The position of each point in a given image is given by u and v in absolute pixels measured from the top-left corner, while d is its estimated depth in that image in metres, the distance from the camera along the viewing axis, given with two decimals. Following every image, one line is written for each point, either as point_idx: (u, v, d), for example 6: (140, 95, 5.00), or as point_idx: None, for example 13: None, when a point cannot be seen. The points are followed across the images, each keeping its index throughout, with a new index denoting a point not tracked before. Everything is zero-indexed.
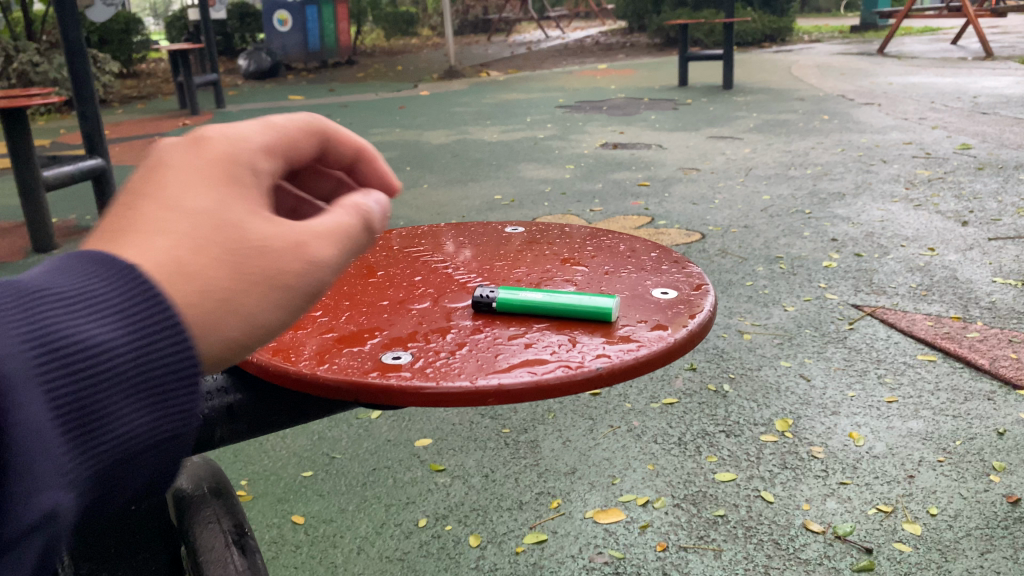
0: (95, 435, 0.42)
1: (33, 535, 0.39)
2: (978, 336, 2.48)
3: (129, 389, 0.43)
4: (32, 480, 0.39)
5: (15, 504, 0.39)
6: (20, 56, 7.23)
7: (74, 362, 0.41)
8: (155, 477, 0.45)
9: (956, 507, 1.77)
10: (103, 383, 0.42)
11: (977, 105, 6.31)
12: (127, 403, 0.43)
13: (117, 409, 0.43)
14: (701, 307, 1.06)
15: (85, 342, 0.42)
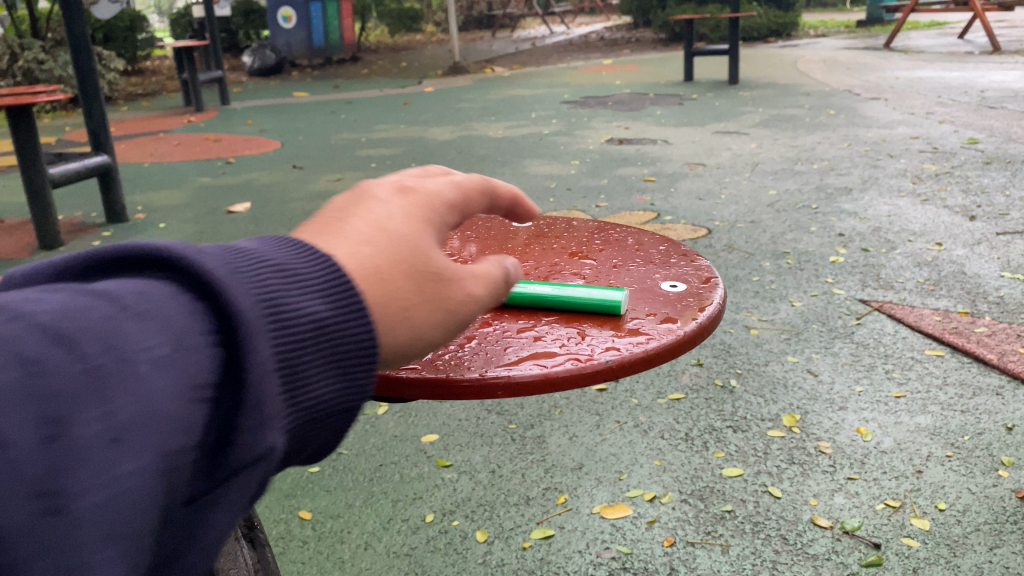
0: (302, 400, 0.44)
1: (256, 470, 0.41)
2: (986, 331, 2.47)
3: (332, 364, 0.45)
4: (264, 417, 0.41)
5: (247, 439, 0.40)
6: (25, 53, 7.23)
7: (302, 325, 0.44)
8: (330, 441, 0.47)
9: (965, 502, 1.76)
10: (319, 355, 0.45)
11: (984, 99, 6.29)
12: (331, 377, 0.46)
13: (319, 384, 0.45)
14: (710, 300, 1.06)
15: (308, 315, 0.44)
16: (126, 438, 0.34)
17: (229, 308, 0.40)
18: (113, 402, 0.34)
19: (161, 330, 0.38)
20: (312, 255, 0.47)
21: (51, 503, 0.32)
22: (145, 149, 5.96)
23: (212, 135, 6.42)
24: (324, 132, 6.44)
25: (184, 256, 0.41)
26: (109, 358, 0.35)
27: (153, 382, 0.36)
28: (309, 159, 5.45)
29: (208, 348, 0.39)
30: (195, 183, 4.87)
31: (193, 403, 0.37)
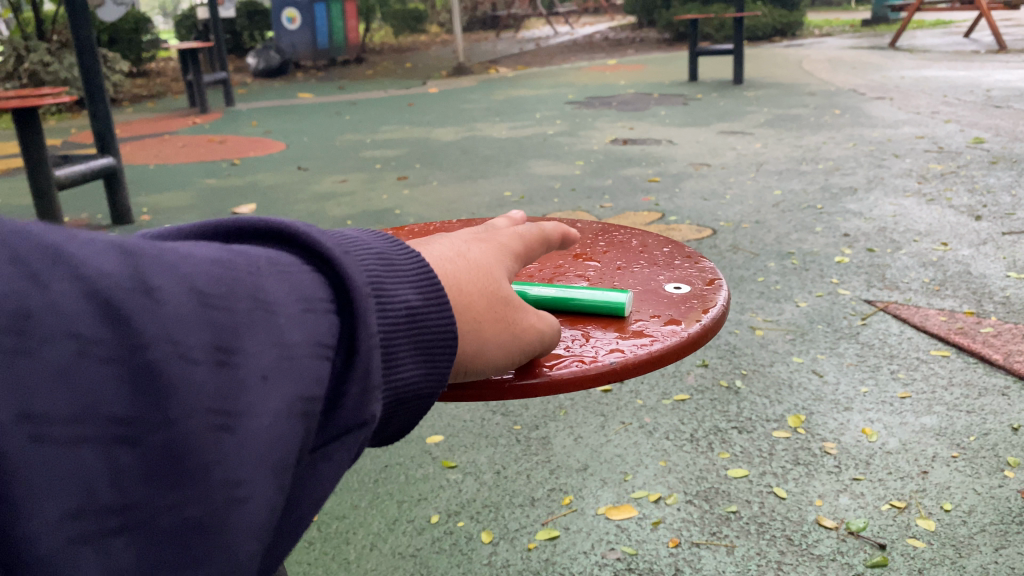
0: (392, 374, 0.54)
1: (356, 437, 0.51)
2: (991, 331, 2.47)
3: (416, 346, 0.56)
4: (369, 387, 0.51)
5: (355, 403, 0.50)
6: (31, 56, 7.26)
7: (399, 308, 0.56)
8: (405, 421, 0.57)
9: (970, 503, 1.76)
10: (407, 334, 0.56)
11: (990, 98, 6.27)
12: (414, 358, 0.56)
13: (406, 363, 0.56)
14: (714, 302, 1.06)
15: (403, 302, 0.56)
16: (271, 378, 0.44)
17: (352, 281, 0.52)
18: (263, 346, 0.44)
19: (295, 293, 0.48)
20: (412, 257, 0.61)
21: (221, 419, 0.41)
22: (150, 151, 5.97)
23: (217, 137, 6.44)
24: (328, 133, 6.46)
25: (316, 239, 0.53)
26: (263, 310, 0.45)
27: (294, 333, 0.46)
28: (313, 160, 5.46)
29: (330, 314, 0.50)
30: (200, 185, 4.89)
31: (320, 357, 0.47)
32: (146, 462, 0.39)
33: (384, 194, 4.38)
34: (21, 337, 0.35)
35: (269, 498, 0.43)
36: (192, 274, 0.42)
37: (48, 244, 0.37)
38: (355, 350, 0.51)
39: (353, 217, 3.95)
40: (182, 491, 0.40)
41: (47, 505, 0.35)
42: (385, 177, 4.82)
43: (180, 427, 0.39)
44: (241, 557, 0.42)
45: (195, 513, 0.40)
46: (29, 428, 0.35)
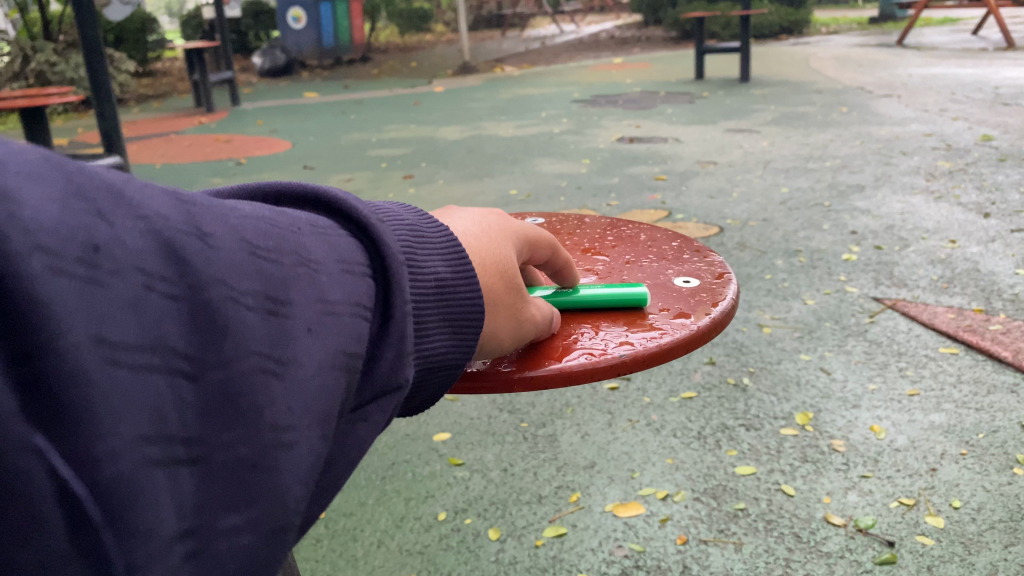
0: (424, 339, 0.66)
1: (395, 394, 0.62)
2: (1001, 329, 2.46)
3: (444, 314, 0.69)
4: (403, 351, 0.63)
5: (394, 360, 0.62)
6: (38, 56, 7.28)
7: (430, 279, 0.68)
8: (438, 384, 0.69)
9: (979, 501, 1.75)
10: (437, 303, 0.68)
11: (999, 96, 6.24)
12: (443, 323, 0.69)
13: (436, 329, 0.68)
14: (723, 296, 1.05)
15: (432, 273, 0.69)
16: (314, 333, 0.55)
17: (389, 251, 0.65)
18: (307, 303, 0.55)
19: (339, 262, 0.61)
20: (441, 234, 0.75)
21: (270, 364, 0.51)
22: (157, 150, 5.99)
23: (222, 136, 6.44)
24: (334, 132, 6.46)
25: (361, 217, 0.66)
26: (308, 274, 0.57)
27: (334, 292, 0.58)
28: (319, 159, 5.46)
29: (365, 279, 0.62)
30: (207, 184, 4.89)
31: (357, 314, 0.59)
32: (206, 398, 0.48)
33: (390, 193, 4.38)
34: (92, 267, 0.44)
35: (313, 446, 0.52)
36: (244, 233, 0.54)
37: (114, 186, 0.48)
38: (393, 312, 0.63)
39: None
40: (237, 429, 0.49)
41: (125, 426, 0.44)
42: (391, 176, 4.82)
43: (237, 367, 0.50)
44: (291, 495, 0.51)
45: (249, 450, 0.49)
46: (104, 349, 0.43)
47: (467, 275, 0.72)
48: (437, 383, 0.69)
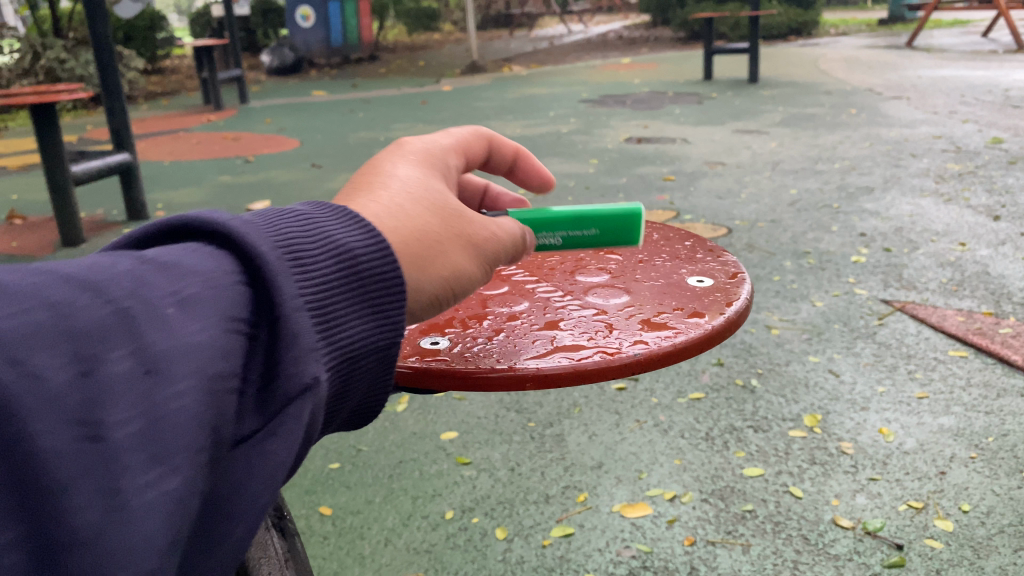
0: (334, 333, 0.62)
1: (304, 398, 0.58)
2: (1010, 332, 2.45)
3: (357, 295, 0.64)
4: (299, 355, 0.58)
5: (291, 367, 0.57)
6: (48, 53, 7.31)
7: (330, 263, 0.63)
8: (374, 369, 0.66)
9: (989, 504, 1.74)
10: (346, 284, 0.63)
11: (1009, 98, 6.21)
12: (358, 305, 0.64)
13: (352, 314, 0.63)
14: (738, 296, 1.07)
15: (331, 258, 0.63)
16: (157, 371, 0.49)
17: (258, 255, 0.59)
18: (150, 338, 0.49)
19: (198, 277, 0.55)
20: (338, 213, 0.68)
21: (90, 430, 0.45)
22: (166, 147, 6.00)
23: (231, 134, 6.45)
24: (342, 130, 6.47)
25: (224, 224, 0.60)
26: (149, 306, 0.51)
27: (183, 316, 0.52)
28: (327, 158, 5.47)
29: (236, 289, 0.56)
30: (215, 182, 4.90)
31: (223, 333, 0.54)
32: (10, 492, 0.43)
33: None
34: None
35: (163, 493, 0.48)
36: (49, 291, 0.47)
37: None
38: (277, 319, 0.57)
39: None
40: (59, 511, 0.44)
41: None
42: None
43: (48, 450, 0.44)
44: (141, 565, 0.46)
45: (85, 527, 0.45)
46: None
47: (380, 242, 0.67)
48: (376, 363, 0.66)
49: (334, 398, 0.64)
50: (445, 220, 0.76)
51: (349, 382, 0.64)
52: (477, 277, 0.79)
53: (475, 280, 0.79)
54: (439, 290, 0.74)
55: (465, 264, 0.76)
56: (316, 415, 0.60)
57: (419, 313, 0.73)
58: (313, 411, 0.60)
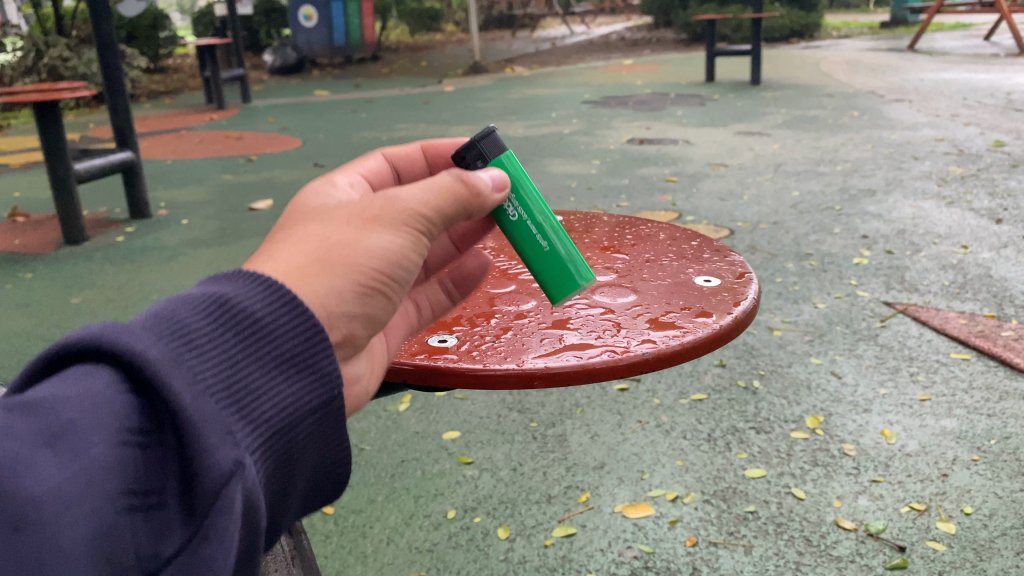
0: (253, 409, 0.57)
1: (233, 484, 0.53)
2: (1013, 335, 2.45)
3: (269, 363, 0.59)
4: (211, 445, 0.52)
5: (208, 457, 0.52)
6: (51, 51, 7.32)
7: (226, 337, 0.57)
8: (310, 436, 0.62)
9: (991, 506, 1.75)
10: (254, 355, 0.58)
11: (1011, 102, 6.21)
12: (274, 374, 0.59)
13: (268, 385, 0.58)
14: (745, 296, 1.08)
15: (229, 334, 0.58)
16: (26, 526, 0.45)
17: (134, 350, 0.52)
18: (15, 488, 0.45)
19: (68, 400, 0.50)
20: (226, 283, 0.61)
21: None
22: (168, 146, 6.00)
23: (233, 133, 6.46)
24: (344, 130, 6.47)
25: (87, 332, 0.54)
26: (9, 454, 0.47)
27: (50, 456, 0.48)
28: (329, 157, 5.47)
29: (120, 397, 0.52)
30: (218, 181, 4.91)
31: (109, 451, 0.50)
32: None
33: None
34: None
35: None
36: None
37: None
38: (174, 413, 0.52)
39: None
40: None
41: None
42: None
43: None
44: None
45: None
46: None
47: (276, 292, 0.61)
48: (313, 426, 0.62)
49: (276, 476, 0.60)
50: (339, 223, 0.69)
51: (286, 457, 0.60)
52: (416, 240, 0.71)
53: (416, 244, 0.71)
54: (362, 280, 0.67)
55: (381, 242, 0.69)
56: (253, 500, 0.55)
57: (362, 311, 0.68)
58: (247, 498, 0.54)
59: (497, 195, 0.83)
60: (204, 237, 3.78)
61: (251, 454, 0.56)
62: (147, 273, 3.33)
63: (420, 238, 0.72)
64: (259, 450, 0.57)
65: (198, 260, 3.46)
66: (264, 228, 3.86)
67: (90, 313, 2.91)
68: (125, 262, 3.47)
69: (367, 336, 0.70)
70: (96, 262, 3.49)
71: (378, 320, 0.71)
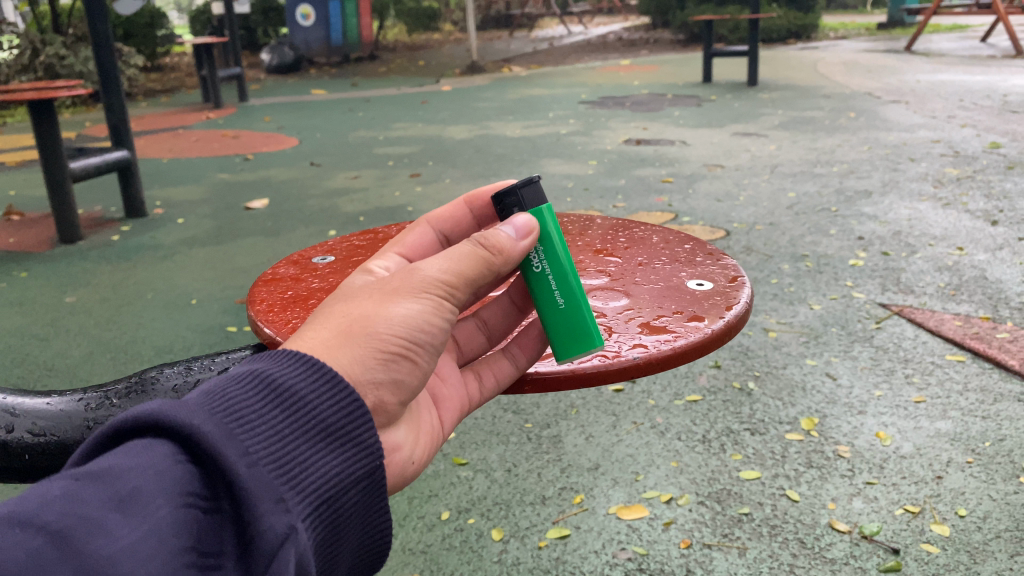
0: (303, 481, 0.58)
1: (285, 550, 0.54)
2: (1008, 337, 2.46)
3: (314, 436, 0.60)
4: (266, 515, 0.54)
5: (264, 523, 0.54)
6: (47, 49, 7.31)
7: (272, 412, 0.59)
8: (356, 506, 0.63)
9: (985, 509, 1.74)
10: (300, 429, 0.60)
11: (1007, 103, 6.23)
12: (319, 446, 0.60)
13: (314, 458, 0.60)
14: (736, 300, 1.12)
15: (276, 410, 0.59)
16: None
17: (190, 423, 0.54)
18: (86, 548, 0.47)
19: (134, 467, 0.52)
20: (268, 363, 0.63)
21: None
22: (165, 145, 5.99)
23: (230, 132, 6.44)
24: (341, 129, 6.46)
25: (144, 406, 0.56)
26: (86, 516, 0.48)
27: (124, 517, 0.50)
28: (326, 156, 5.46)
29: (180, 465, 0.53)
30: (214, 180, 4.90)
31: (174, 512, 0.51)
32: None
33: (397, 192, 4.37)
34: None
35: None
36: None
37: None
38: (230, 480, 0.53)
39: (366, 215, 3.93)
40: None
41: None
42: (397, 175, 4.81)
43: None
44: None
45: None
46: None
47: (312, 370, 0.63)
48: (358, 498, 0.63)
49: (322, 546, 0.61)
50: (367, 301, 0.72)
51: (334, 527, 0.61)
52: (436, 307, 0.74)
53: (435, 311, 0.74)
54: (384, 348, 0.69)
55: (405, 310, 0.72)
56: (304, 561, 0.56)
57: (389, 377, 0.70)
58: (297, 563, 0.56)
59: (523, 243, 0.83)
60: (200, 236, 3.77)
61: (302, 521, 0.57)
62: (142, 272, 3.32)
63: (440, 303, 0.74)
64: (308, 517, 0.58)
65: (193, 259, 3.45)
66: (260, 228, 3.84)
67: (84, 312, 2.89)
68: (119, 261, 3.46)
69: (398, 403, 0.73)
70: (91, 261, 3.47)
71: (407, 384, 0.73)
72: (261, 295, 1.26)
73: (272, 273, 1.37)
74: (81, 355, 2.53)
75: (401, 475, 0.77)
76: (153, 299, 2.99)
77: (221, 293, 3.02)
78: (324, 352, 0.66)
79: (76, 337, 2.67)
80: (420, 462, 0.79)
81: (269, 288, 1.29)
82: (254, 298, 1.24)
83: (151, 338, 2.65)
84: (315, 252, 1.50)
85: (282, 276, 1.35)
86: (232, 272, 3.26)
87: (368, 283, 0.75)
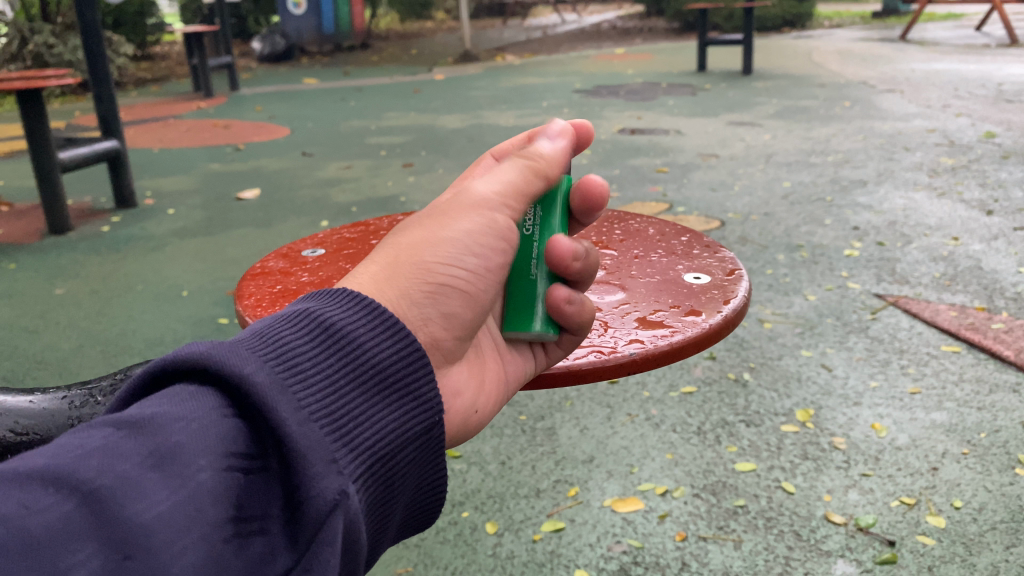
0: (356, 436, 0.67)
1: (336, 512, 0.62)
2: (1003, 327, 2.45)
3: (372, 392, 0.70)
4: (319, 469, 0.62)
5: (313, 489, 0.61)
6: (36, 38, 7.24)
7: (329, 366, 0.68)
8: (400, 461, 0.71)
9: (981, 501, 1.74)
10: (356, 382, 0.69)
11: (1002, 93, 6.23)
12: (375, 401, 0.70)
13: (367, 415, 0.69)
14: (732, 293, 1.13)
15: (331, 368, 0.68)
16: (136, 553, 0.52)
17: (245, 377, 0.63)
18: (126, 513, 0.53)
19: (179, 425, 0.60)
20: (316, 317, 0.71)
21: None
22: (155, 134, 5.95)
23: (221, 121, 6.40)
24: (334, 118, 6.43)
25: (202, 353, 0.64)
26: (122, 478, 0.55)
27: (159, 481, 0.56)
28: (319, 146, 5.43)
29: (227, 422, 0.62)
30: (205, 170, 4.86)
31: (215, 475, 0.59)
32: None
33: (389, 182, 4.34)
34: None
35: None
36: (30, 527, 0.51)
37: None
38: (282, 440, 0.62)
39: (359, 205, 3.90)
40: None
41: None
42: (391, 164, 4.78)
43: None
44: None
45: None
46: None
47: (358, 328, 0.71)
48: (407, 456, 0.72)
49: (375, 496, 0.69)
50: (425, 272, 0.78)
51: (384, 481, 0.70)
52: (489, 256, 0.82)
53: (489, 259, 0.82)
54: (432, 283, 0.78)
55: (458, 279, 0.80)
56: (352, 521, 0.64)
57: (437, 311, 0.78)
58: (346, 525, 0.63)
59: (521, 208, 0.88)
60: (191, 227, 3.74)
61: (353, 482, 0.65)
62: (133, 262, 3.29)
63: (493, 253, 0.83)
64: (359, 473, 0.66)
65: (183, 250, 3.42)
66: (251, 219, 3.81)
67: (73, 304, 2.86)
68: (109, 252, 3.43)
69: (453, 339, 0.81)
70: (81, 253, 3.44)
71: (459, 318, 0.81)
72: (249, 290, 1.23)
73: (260, 266, 1.35)
74: (71, 348, 2.50)
75: (465, 422, 0.86)
76: (142, 291, 2.96)
77: (212, 285, 2.99)
78: (375, 287, 0.76)
79: (66, 330, 2.64)
80: (481, 410, 0.88)
81: (257, 283, 1.27)
82: (242, 294, 1.22)
83: (142, 330, 2.62)
84: (304, 244, 1.49)
85: (271, 270, 1.33)
86: (223, 263, 3.23)
87: (421, 256, 0.79)
